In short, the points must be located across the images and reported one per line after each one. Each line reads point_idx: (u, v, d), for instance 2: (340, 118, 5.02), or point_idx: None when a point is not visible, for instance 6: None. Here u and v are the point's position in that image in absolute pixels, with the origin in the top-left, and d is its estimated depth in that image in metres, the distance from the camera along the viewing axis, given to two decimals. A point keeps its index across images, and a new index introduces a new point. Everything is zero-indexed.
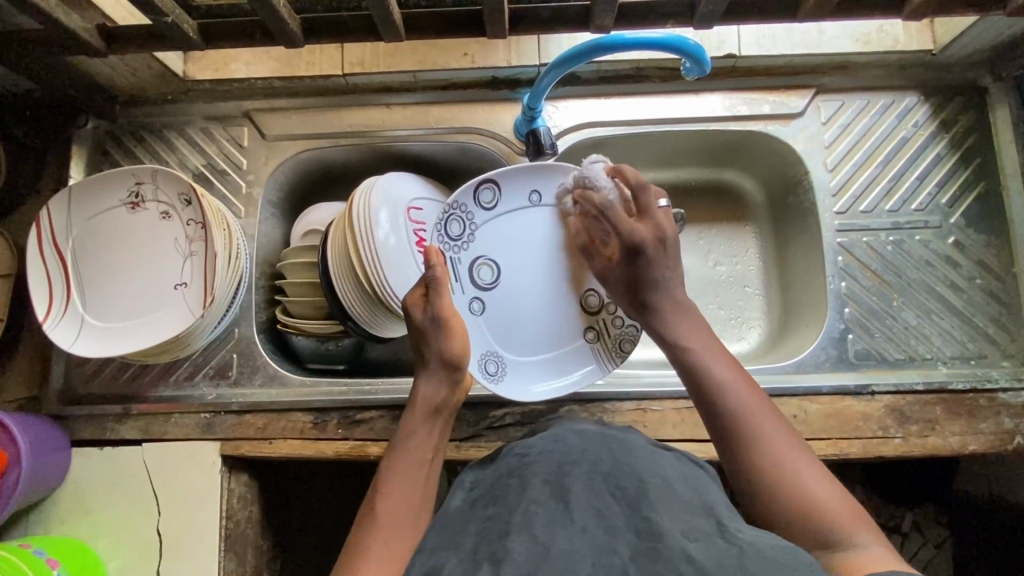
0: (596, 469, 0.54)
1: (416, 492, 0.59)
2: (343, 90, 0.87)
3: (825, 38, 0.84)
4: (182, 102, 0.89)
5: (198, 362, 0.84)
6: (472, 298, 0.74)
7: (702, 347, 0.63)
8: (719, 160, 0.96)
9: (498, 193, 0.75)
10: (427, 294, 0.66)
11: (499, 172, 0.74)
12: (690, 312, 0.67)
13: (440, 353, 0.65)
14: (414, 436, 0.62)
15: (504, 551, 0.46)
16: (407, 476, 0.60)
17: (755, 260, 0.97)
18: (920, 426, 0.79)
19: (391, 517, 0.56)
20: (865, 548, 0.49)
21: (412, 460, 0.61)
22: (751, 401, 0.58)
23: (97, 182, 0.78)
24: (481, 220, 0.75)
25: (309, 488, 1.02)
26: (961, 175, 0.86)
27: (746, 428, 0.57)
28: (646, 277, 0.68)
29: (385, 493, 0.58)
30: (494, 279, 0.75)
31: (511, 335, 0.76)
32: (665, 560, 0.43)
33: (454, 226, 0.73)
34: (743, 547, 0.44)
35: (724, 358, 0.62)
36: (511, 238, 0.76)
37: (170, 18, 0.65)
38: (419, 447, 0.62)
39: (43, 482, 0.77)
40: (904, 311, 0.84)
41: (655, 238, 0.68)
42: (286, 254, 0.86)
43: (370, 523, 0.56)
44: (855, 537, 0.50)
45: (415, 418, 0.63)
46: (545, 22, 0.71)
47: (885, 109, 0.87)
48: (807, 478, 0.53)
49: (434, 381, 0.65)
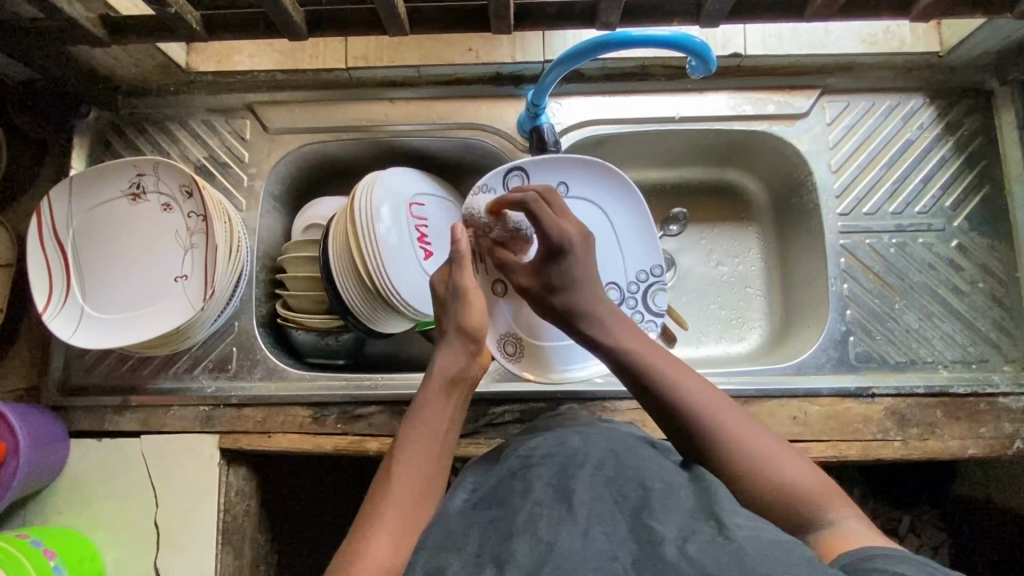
0: (600, 471, 0.54)
1: (430, 462, 0.59)
2: (346, 84, 0.87)
3: (831, 38, 0.83)
4: (184, 94, 0.88)
5: (198, 355, 0.84)
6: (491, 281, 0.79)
7: (649, 352, 0.63)
8: (723, 160, 0.95)
9: (525, 180, 0.79)
10: (449, 272, 0.70)
11: (529, 161, 0.78)
12: (619, 316, 0.68)
13: (459, 322, 0.67)
14: (431, 406, 0.63)
15: (508, 552, 0.46)
16: (422, 445, 0.59)
17: (757, 261, 0.97)
18: (920, 429, 0.79)
19: (406, 487, 0.56)
20: (843, 523, 0.49)
21: (429, 430, 0.61)
22: (709, 400, 0.58)
23: (98, 173, 0.78)
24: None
25: (307, 482, 1.02)
26: (965, 178, 0.85)
27: (707, 423, 0.57)
28: (558, 277, 0.69)
29: (401, 461, 0.58)
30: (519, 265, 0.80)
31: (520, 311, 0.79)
32: (666, 562, 0.43)
33: (477, 214, 0.78)
34: (748, 550, 0.43)
35: (675, 364, 0.62)
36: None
37: (173, 9, 0.65)
38: (437, 417, 0.62)
39: (42, 472, 0.77)
40: (906, 314, 0.83)
41: (579, 233, 0.71)
42: (286, 248, 0.86)
43: (386, 494, 0.56)
44: (830, 513, 0.51)
45: (434, 388, 0.64)
46: (551, 19, 0.71)
47: (890, 111, 0.87)
48: (775, 462, 0.54)
49: (453, 352, 0.66)
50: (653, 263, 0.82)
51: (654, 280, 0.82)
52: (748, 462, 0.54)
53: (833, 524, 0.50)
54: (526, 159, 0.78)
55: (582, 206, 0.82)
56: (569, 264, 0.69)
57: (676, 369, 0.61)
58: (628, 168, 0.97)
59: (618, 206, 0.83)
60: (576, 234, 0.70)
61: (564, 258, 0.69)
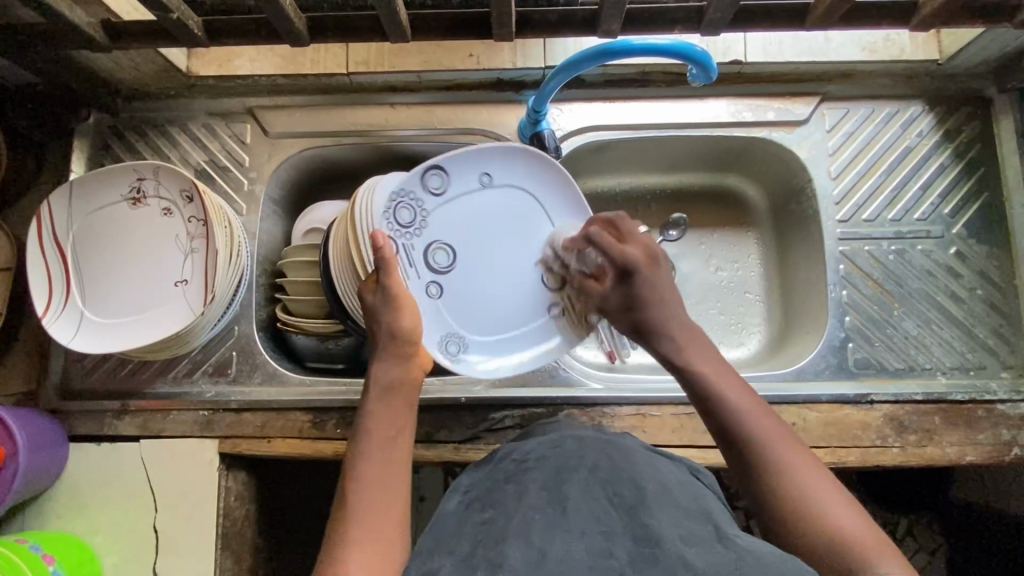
0: (594, 473, 0.54)
1: (382, 477, 0.57)
2: (347, 88, 0.87)
3: (831, 46, 0.84)
4: (184, 98, 0.88)
5: (198, 359, 0.84)
6: (429, 282, 0.74)
7: (718, 377, 0.61)
8: (723, 166, 0.96)
9: (445, 176, 0.74)
10: (377, 279, 0.65)
11: (444, 157, 0.72)
12: (698, 338, 0.65)
13: (390, 324, 0.64)
14: (377, 414, 0.61)
15: (501, 557, 0.47)
16: (374, 455, 0.59)
17: (757, 266, 0.97)
18: (918, 436, 0.79)
19: (361, 504, 0.55)
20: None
21: (376, 441, 0.60)
22: (764, 426, 0.56)
23: (98, 177, 0.78)
24: (431, 205, 0.74)
25: (306, 486, 1.02)
26: (963, 185, 0.86)
27: (766, 455, 0.54)
28: (642, 296, 0.67)
29: (352, 477, 0.57)
30: (448, 262, 0.75)
31: (473, 316, 0.77)
32: (661, 567, 0.43)
33: (403, 213, 0.72)
34: (741, 553, 0.44)
35: (746, 396, 0.59)
36: (465, 220, 0.76)
37: (175, 15, 0.65)
38: (382, 425, 0.61)
39: (40, 477, 0.76)
40: (905, 321, 0.84)
41: (646, 258, 0.69)
42: (286, 252, 0.86)
43: (344, 514, 0.55)
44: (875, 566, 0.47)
45: (374, 399, 0.62)
46: (552, 25, 0.71)
47: (889, 118, 0.87)
48: (827, 507, 0.51)
49: (387, 358, 0.64)
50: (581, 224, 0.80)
51: None
52: (791, 509, 0.51)
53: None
54: (439, 156, 0.72)
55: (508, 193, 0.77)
56: (640, 283, 0.68)
57: (740, 390, 0.59)
58: (628, 173, 0.97)
59: (550, 187, 0.78)
60: (641, 257, 0.69)
61: (632, 280, 0.68)
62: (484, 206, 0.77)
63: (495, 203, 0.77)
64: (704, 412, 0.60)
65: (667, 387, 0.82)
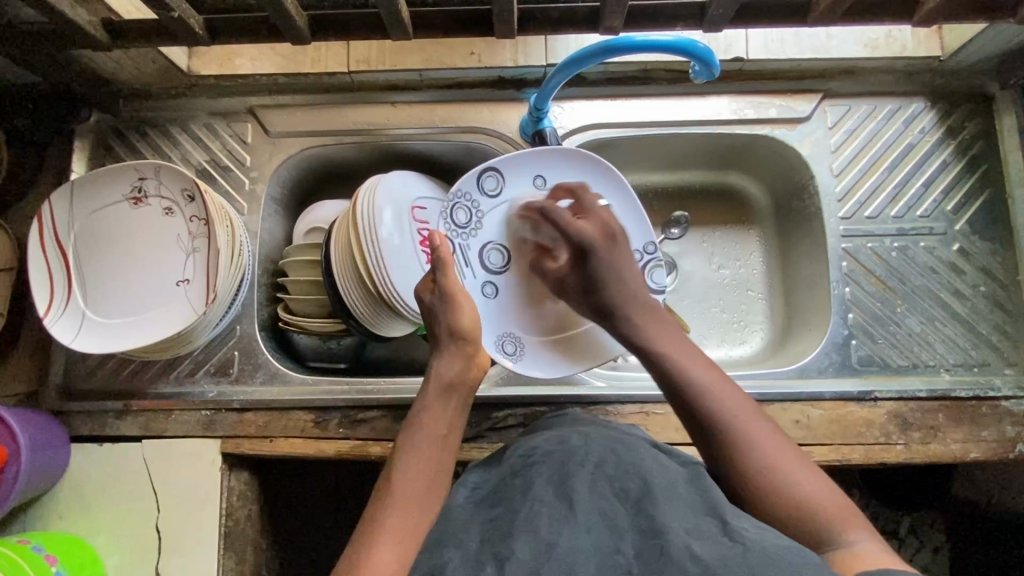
0: (601, 468, 0.54)
1: (436, 471, 0.58)
2: (347, 87, 0.87)
3: (834, 43, 0.84)
4: (185, 97, 0.88)
5: (200, 359, 0.83)
6: (483, 282, 0.76)
7: (680, 351, 0.64)
8: (725, 164, 0.96)
9: (502, 178, 0.75)
10: (434, 279, 0.67)
11: (500, 159, 0.74)
12: (660, 322, 0.68)
13: (449, 324, 0.64)
14: (433, 409, 0.61)
15: (509, 550, 0.46)
16: (428, 449, 0.59)
17: (759, 263, 0.97)
18: (922, 433, 0.79)
19: (407, 493, 0.55)
20: (855, 544, 0.50)
21: (430, 436, 0.60)
22: (750, 423, 0.58)
23: (100, 176, 0.78)
24: (486, 207, 0.75)
25: (308, 486, 1.01)
26: (966, 182, 0.86)
27: (742, 441, 0.57)
28: (601, 273, 0.70)
29: (399, 466, 0.57)
30: (502, 262, 0.77)
31: (527, 314, 0.79)
32: (671, 564, 0.44)
33: (460, 214, 0.74)
34: (748, 545, 0.44)
35: (690, 354, 0.64)
36: (518, 222, 0.77)
37: (176, 13, 0.65)
38: (439, 420, 0.61)
39: (43, 477, 0.76)
40: (908, 318, 0.84)
41: (602, 233, 0.71)
42: (288, 251, 0.86)
43: (387, 500, 0.55)
44: (843, 531, 0.51)
45: (432, 393, 0.62)
46: (554, 23, 0.71)
47: (891, 114, 0.87)
48: (794, 476, 0.55)
49: (447, 357, 0.64)
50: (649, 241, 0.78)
51: (651, 259, 0.78)
52: (757, 483, 0.55)
53: (847, 545, 0.50)
54: (497, 158, 0.74)
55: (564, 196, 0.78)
56: (596, 262, 0.70)
57: (730, 391, 0.60)
58: (630, 171, 0.97)
59: (612, 196, 0.77)
60: (597, 234, 0.71)
61: (590, 258, 0.70)
62: (533, 210, 0.78)
63: None
64: (671, 397, 0.62)
65: None
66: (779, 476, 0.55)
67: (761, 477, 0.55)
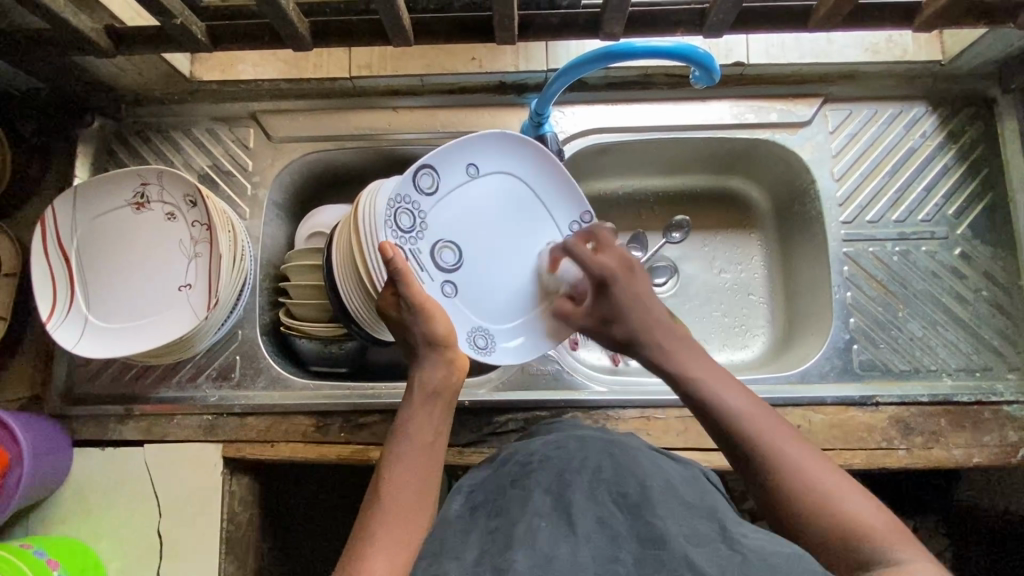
0: (598, 476, 0.54)
1: (424, 478, 0.58)
2: (349, 93, 0.87)
3: (834, 47, 0.84)
4: (188, 102, 0.88)
5: (201, 363, 0.84)
6: (443, 282, 0.74)
7: (707, 375, 0.61)
8: (726, 168, 0.96)
9: (435, 174, 0.73)
10: (395, 292, 0.64)
11: (432, 155, 0.72)
12: (671, 330, 0.66)
13: (427, 333, 0.64)
14: (417, 417, 0.61)
15: (507, 563, 0.46)
16: (412, 455, 0.59)
17: (760, 267, 0.97)
18: (924, 437, 0.79)
19: (395, 502, 0.55)
20: (906, 562, 0.46)
21: (417, 444, 0.60)
22: (737, 397, 0.59)
23: (102, 182, 0.78)
24: (427, 206, 0.73)
25: (308, 490, 1.01)
26: (967, 186, 0.86)
27: (751, 433, 0.56)
28: (610, 309, 0.68)
29: (389, 474, 0.57)
30: (456, 259, 0.76)
31: (490, 306, 0.78)
32: (669, 572, 0.44)
33: (404, 219, 0.71)
34: (746, 553, 0.44)
35: (732, 386, 0.60)
36: (461, 209, 0.76)
37: (179, 19, 0.65)
38: (423, 427, 0.61)
39: (45, 481, 0.77)
40: (910, 322, 0.83)
41: (620, 265, 0.69)
42: (290, 256, 0.86)
43: (377, 509, 0.55)
44: (893, 551, 0.47)
45: (417, 401, 0.62)
46: (555, 28, 0.71)
47: (892, 119, 0.87)
48: (841, 496, 0.51)
49: (429, 364, 0.64)
50: (581, 212, 0.83)
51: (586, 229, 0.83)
52: (804, 497, 0.52)
53: (891, 561, 0.46)
54: (428, 155, 0.72)
55: (496, 180, 0.78)
56: (615, 294, 0.68)
57: (726, 386, 0.60)
58: (631, 175, 0.97)
59: (540, 172, 0.80)
60: (616, 265, 0.69)
61: (608, 292, 0.68)
62: (475, 198, 0.77)
63: (489, 189, 0.78)
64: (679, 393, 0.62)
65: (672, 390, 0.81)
66: (820, 485, 0.52)
67: (801, 483, 0.52)
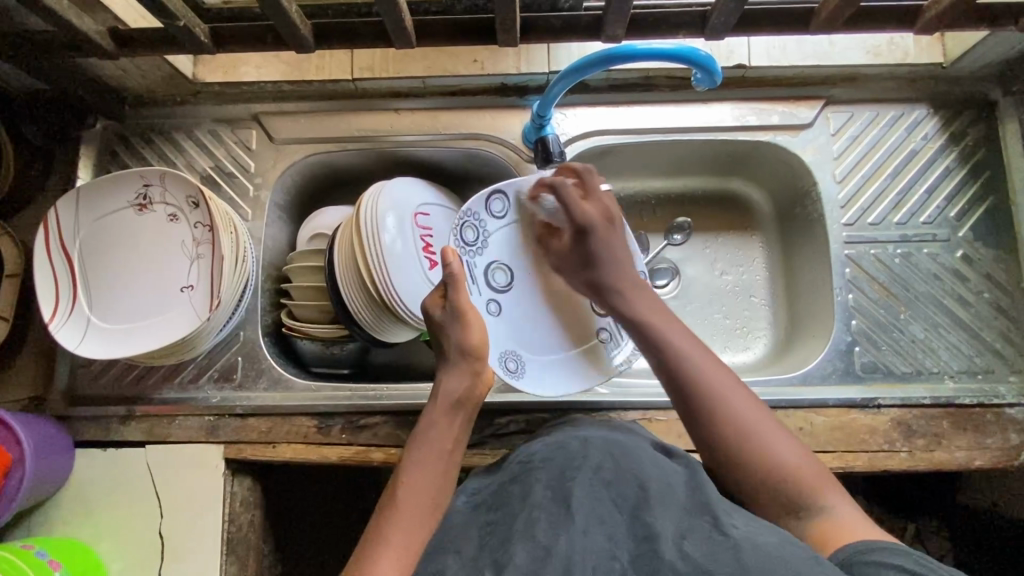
0: (598, 472, 0.53)
1: (439, 483, 0.60)
2: (352, 94, 0.88)
3: (836, 49, 0.84)
4: (191, 104, 0.89)
5: (204, 364, 0.84)
6: (489, 300, 0.76)
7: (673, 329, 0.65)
8: (728, 170, 0.96)
9: (507, 200, 0.77)
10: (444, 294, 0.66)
11: (509, 181, 0.76)
12: (642, 290, 0.69)
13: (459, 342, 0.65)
14: (438, 425, 0.63)
15: (507, 557, 0.46)
16: (431, 461, 0.61)
17: (761, 269, 0.97)
18: (926, 440, 0.79)
19: (409, 503, 0.57)
20: (834, 510, 0.54)
21: (434, 451, 0.61)
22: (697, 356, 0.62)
23: (106, 183, 0.78)
24: (493, 227, 0.76)
25: (310, 492, 1.01)
26: (970, 188, 0.86)
27: (706, 399, 0.60)
28: (594, 257, 0.71)
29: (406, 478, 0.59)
30: (507, 283, 0.78)
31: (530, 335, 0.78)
32: (664, 562, 0.45)
33: (469, 232, 0.74)
34: (739, 541, 0.45)
35: (729, 383, 0.61)
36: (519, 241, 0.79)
37: (182, 22, 0.66)
38: (443, 436, 0.63)
39: (47, 481, 0.77)
40: (912, 324, 0.83)
41: (603, 216, 0.72)
42: (292, 257, 0.86)
43: (391, 508, 0.57)
44: (821, 499, 0.55)
45: (438, 408, 0.64)
46: (557, 31, 0.71)
47: (894, 121, 0.87)
48: (774, 445, 0.58)
49: (453, 374, 0.65)
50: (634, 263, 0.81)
51: None
52: (755, 453, 0.58)
53: (825, 512, 0.54)
54: (505, 181, 0.76)
55: None
56: (594, 245, 0.71)
57: (688, 342, 0.63)
58: (633, 177, 0.97)
59: None
60: (599, 218, 0.72)
61: (588, 239, 0.71)
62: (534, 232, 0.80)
63: None
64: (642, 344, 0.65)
65: None
66: (771, 444, 0.58)
67: (758, 444, 0.58)
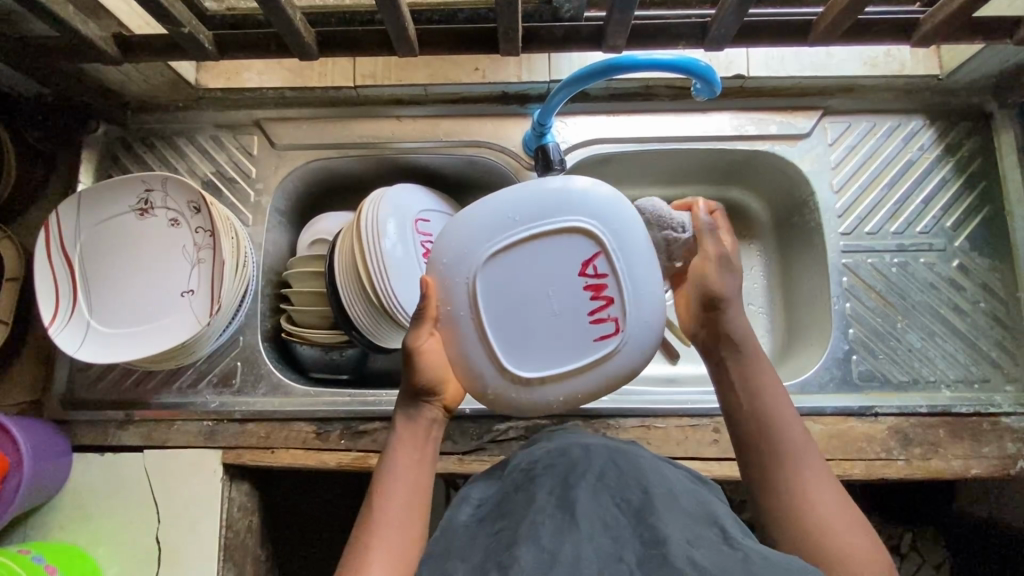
0: (601, 479, 0.54)
1: (414, 510, 0.56)
2: (353, 101, 0.88)
3: (833, 61, 0.85)
4: (193, 110, 0.89)
5: (202, 369, 0.84)
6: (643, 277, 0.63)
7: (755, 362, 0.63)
8: (725, 179, 0.96)
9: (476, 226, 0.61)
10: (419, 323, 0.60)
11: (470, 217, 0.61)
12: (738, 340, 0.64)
13: (412, 381, 0.61)
14: (401, 454, 0.59)
15: (513, 561, 0.46)
16: (400, 489, 0.56)
17: (758, 278, 0.98)
18: (923, 448, 0.79)
19: (383, 538, 0.53)
20: None
21: (406, 476, 0.57)
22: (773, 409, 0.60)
23: (107, 187, 0.78)
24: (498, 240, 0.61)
25: (307, 498, 1.01)
26: (965, 199, 0.86)
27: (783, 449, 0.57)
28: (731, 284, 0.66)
29: (386, 500, 0.56)
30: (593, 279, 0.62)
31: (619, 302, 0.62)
32: (671, 562, 0.44)
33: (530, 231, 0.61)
34: (748, 553, 0.45)
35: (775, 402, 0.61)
36: (505, 269, 0.61)
37: (187, 29, 0.66)
38: (409, 461, 0.58)
39: (44, 486, 0.76)
40: (908, 333, 0.84)
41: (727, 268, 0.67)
42: (291, 263, 0.87)
43: (365, 545, 0.53)
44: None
45: (404, 438, 0.60)
46: (559, 41, 0.72)
47: (890, 132, 0.88)
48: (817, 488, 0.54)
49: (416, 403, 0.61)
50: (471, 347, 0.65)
51: None
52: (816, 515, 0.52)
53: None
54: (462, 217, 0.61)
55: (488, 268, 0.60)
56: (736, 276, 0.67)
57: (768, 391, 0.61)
58: (631, 185, 0.98)
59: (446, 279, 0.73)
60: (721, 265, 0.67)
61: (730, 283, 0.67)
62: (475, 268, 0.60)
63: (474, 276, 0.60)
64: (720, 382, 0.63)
65: (670, 399, 0.82)
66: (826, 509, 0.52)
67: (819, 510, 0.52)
